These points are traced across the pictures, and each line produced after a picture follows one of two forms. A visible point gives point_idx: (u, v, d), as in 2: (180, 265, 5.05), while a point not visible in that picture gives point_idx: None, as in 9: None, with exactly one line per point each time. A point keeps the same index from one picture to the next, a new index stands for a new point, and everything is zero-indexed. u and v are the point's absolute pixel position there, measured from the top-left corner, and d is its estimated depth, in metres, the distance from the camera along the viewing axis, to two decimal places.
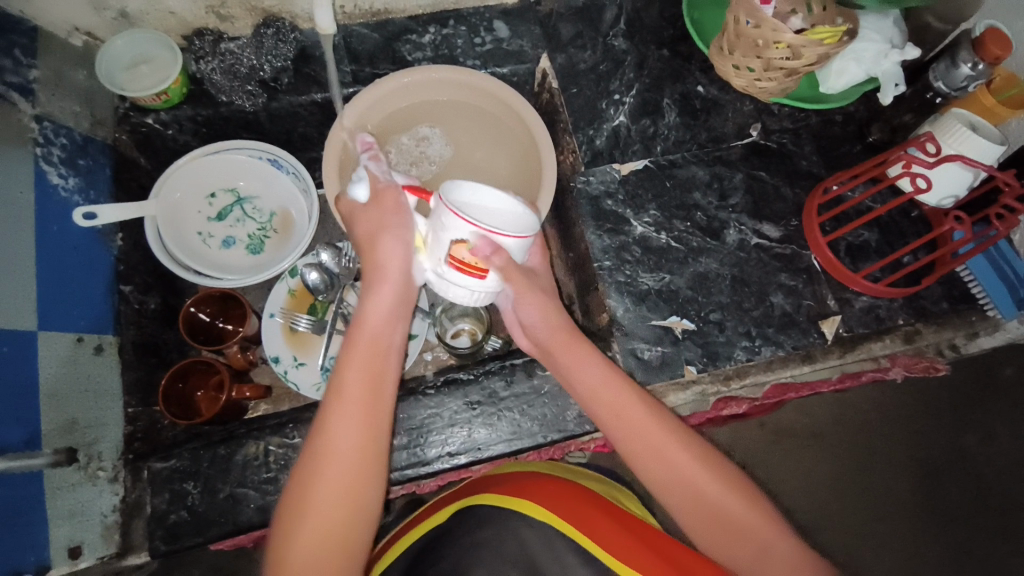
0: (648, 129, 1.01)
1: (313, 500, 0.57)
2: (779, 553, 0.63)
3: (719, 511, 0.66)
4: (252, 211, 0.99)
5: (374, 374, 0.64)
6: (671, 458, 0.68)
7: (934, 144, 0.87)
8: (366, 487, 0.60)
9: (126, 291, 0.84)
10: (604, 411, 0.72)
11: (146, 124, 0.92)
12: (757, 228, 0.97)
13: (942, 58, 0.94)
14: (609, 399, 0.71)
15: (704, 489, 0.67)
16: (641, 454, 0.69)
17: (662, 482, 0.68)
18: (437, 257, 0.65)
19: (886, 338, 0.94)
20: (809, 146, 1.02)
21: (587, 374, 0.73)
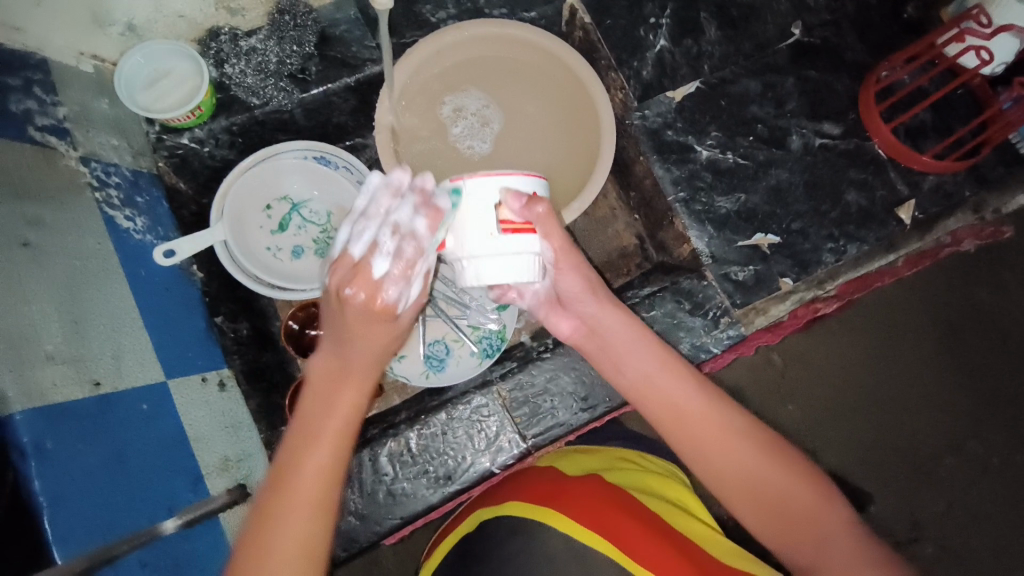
0: (691, 49, 0.98)
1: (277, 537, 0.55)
2: (837, 543, 0.63)
3: (779, 500, 0.66)
4: (310, 214, 0.94)
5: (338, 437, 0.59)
6: (721, 444, 0.68)
7: (986, 17, 0.88)
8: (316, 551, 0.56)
9: (219, 323, 0.82)
10: (653, 395, 0.72)
11: (181, 145, 0.86)
12: (818, 129, 0.96)
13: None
14: (655, 398, 0.71)
15: (764, 477, 0.67)
16: (703, 452, 0.69)
17: (714, 470, 0.69)
18: (484, 241, 0.60)
19: (958, 213, 0.96)
20: (851, 36, 1.00)
21: (635, 365, 0.73)
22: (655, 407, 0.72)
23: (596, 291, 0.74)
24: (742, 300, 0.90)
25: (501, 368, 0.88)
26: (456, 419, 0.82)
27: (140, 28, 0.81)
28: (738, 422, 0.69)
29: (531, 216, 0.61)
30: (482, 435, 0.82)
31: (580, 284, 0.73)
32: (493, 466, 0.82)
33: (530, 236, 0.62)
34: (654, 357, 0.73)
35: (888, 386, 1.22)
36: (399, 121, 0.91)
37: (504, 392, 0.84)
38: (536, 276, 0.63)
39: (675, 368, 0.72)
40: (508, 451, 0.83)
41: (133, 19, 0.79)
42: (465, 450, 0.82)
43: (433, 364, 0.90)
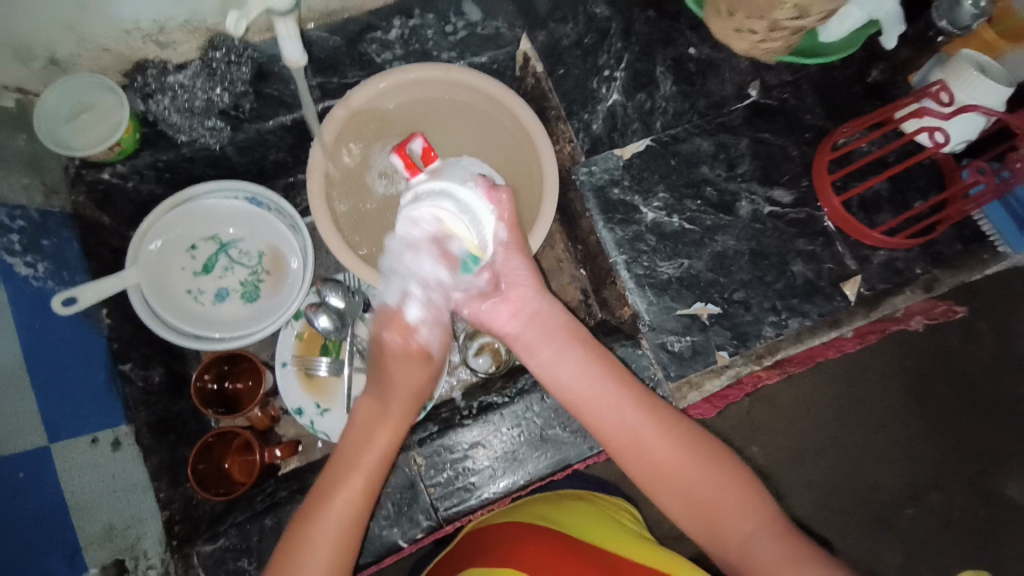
0: (644, 104, 0.95)
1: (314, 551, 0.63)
2: (765, 535, 0.65)
3: (712, 503, 0.68)
4: (238, 255, 0.91)
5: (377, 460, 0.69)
6: (664, 449, 0.70)
7: (947, 94, 0.85)
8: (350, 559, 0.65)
9: (127, 369, 0.81)
10: (588, 399, 0.72)
11: (103, 181, 0.83)
12: (769, 195, 0.94)
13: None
14: (604, 411, 0.71)
15: (697, 484, 0.68)
16: (639, 453, 0.70)
17: (649, 472, 0.70)
18: (453, 178, 0.72)
19: (907, 290, 0.92)
20: (811, 98, 0.97)
21: (582, 373, 0.73)
22: (599, 413, 0.72)
23: (531, 280, 0.76)
24: (676, 372, 0.87)
25: (422, 432, 0.86)
26: None
27: (63, 62, 0.77)
28: (669, 429, 0.71)
29: (494, 195, 0.70)
30: (392, 504, 0.81)
31: (529, 272, 0.76)
32: (402, 538, 0.80)
33: (492, 205, 0.70)
34: (594, 359, 0.74)
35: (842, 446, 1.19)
36: (334, 166, 0.88)
37: (421, 459, 0.82)
38: (485, 227, 0.69)
39: (611, 372, 0.73)
40: (419, 523, 0.81)
41: (55, 53, 0.75)
42: (374, 519, 0.80)
43: None
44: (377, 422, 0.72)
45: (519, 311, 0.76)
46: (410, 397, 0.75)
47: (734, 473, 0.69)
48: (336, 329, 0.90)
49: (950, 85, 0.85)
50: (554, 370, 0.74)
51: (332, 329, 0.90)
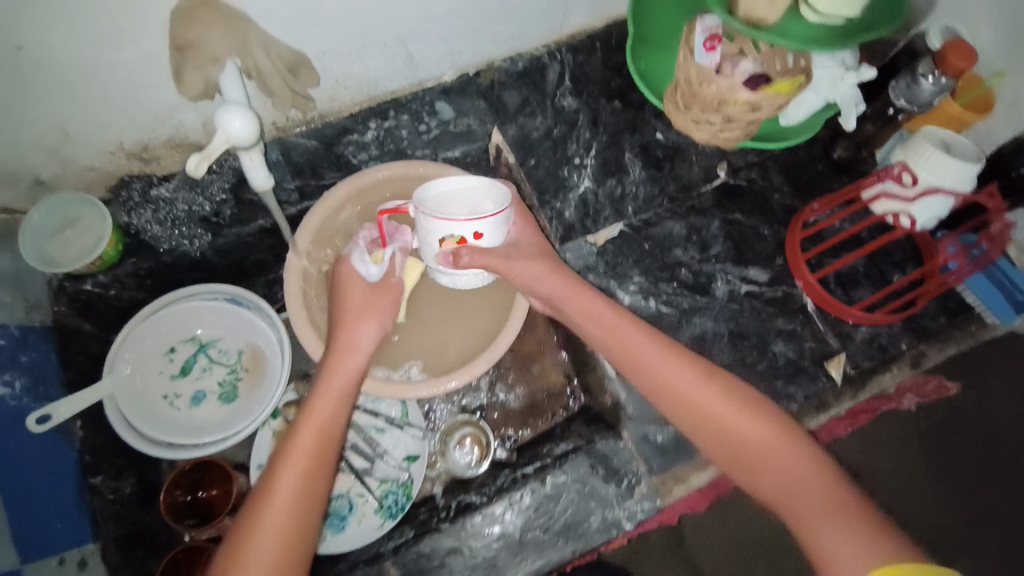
0: (615, 190, 0.97)
1: (268, 516, 0.61)
2: (815, 479, 0.63)
3: (761, 451, 0.66)
4: (218, 355, 0.91)
5: (310, 462, 0.65)
6: (704, 401, 0.69)
7: (909, 174, 0.85)
8: (305, 532, 0.62)
9: (97, 483, 0.80)
10: (623, 352, 0.74)
11: (84, 291, 0.86)
12: (743, 275, 0.94)
13: (900, 74, 0.90)
14: (643, 359, 0.72)
15: (741, 430, 0.67)
16: (678, 403, 0.70)
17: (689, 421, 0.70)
18: (429, 251, 0.76)
19: (894, 368, 0.90)
20: (778, 178, 0.99)
21: (623, 334, 0.74)
22: (632, 371, 0.73)
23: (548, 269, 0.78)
24: (660, 465, 0.84)
25: (399, 538, 0.84)
26: None
27: (49, 183, 0.81)
28: (707, 378, 0.70)
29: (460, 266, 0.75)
30: None
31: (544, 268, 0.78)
32: None
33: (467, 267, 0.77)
34: (628, 319, 0.75)
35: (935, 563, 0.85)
36: (312, 265, 0.90)
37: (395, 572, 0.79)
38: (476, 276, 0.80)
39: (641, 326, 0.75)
40: None
41: (41, 175, 0.79)
42: None
43: (335, 523, 0.85)
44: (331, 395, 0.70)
45: (559, 288, 0.78)
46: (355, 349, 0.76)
47: (775, 421, 0.68)
48: None
49: (912, 165, 0.84)
50: (591, 326, 0.76)
51: None
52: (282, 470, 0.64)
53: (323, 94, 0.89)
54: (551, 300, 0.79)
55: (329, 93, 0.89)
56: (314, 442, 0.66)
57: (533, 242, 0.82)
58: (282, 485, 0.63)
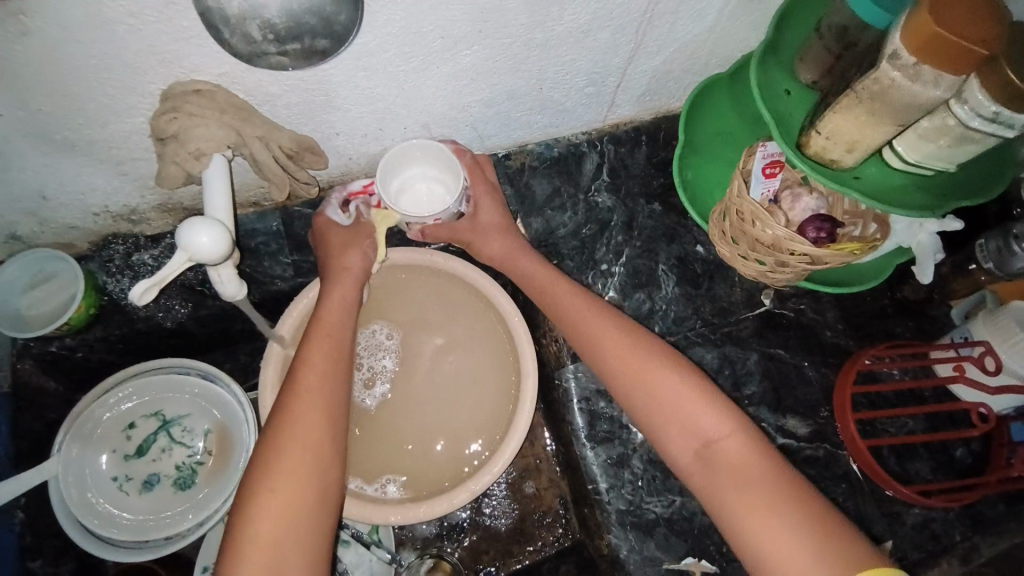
0: (642, 305, 0.87)
1: (276, 472, 0.58)
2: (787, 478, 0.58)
3: (725, 452, 0.60)
4: (180, 434, 0.83)
5: (324, 378, 0.66)
6: (671, 399, 0.63)
7: (992, 360, 0.74)
8: (314, 494, 0.59)
9: (33, 567, 0.74)
10: (603, 346, 0.69)
11: (50, 351, 0.79)
12: (780, 424, 0.82)
13: (989, 233, 0.79)
14: (621, 356, 0.68)
15: (704, 427, 0.61)
16: (648, 412, 0.65)
17: (651, 426, 0.64)
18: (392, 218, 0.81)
19: (945, 563, 0.76)
20: (833, 312, 0.88)
21: (596, 329, 0.70)
22: (606, 365, 0.69)
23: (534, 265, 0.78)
24: None
25: None
26: None
27: (25, 237, 0.76)
28: (682, 380, 0.64)
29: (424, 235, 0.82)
30: None
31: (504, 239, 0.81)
32: None
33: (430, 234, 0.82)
34: (602, 312, 0.72)
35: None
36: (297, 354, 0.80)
37: None
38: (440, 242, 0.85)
39: (613, 320, 0.71)
40: None
41: (17, 230, 0.74)
42: None
43: None
44: (325, 349, 0.68)
45: (532, 269, 0.78)
46: (344, 306, 0.74)
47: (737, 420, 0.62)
48: None
49: (996, 350, 0.73)
50: (568, 321, 0.72)
51: None
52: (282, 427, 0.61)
53: (334, 171, 0.82)
54: (522, 274, 0.79)
55: (340, 168, 0.81)
56: (328, 362, 0.67)
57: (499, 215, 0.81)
58: (303, 404, 0.63)
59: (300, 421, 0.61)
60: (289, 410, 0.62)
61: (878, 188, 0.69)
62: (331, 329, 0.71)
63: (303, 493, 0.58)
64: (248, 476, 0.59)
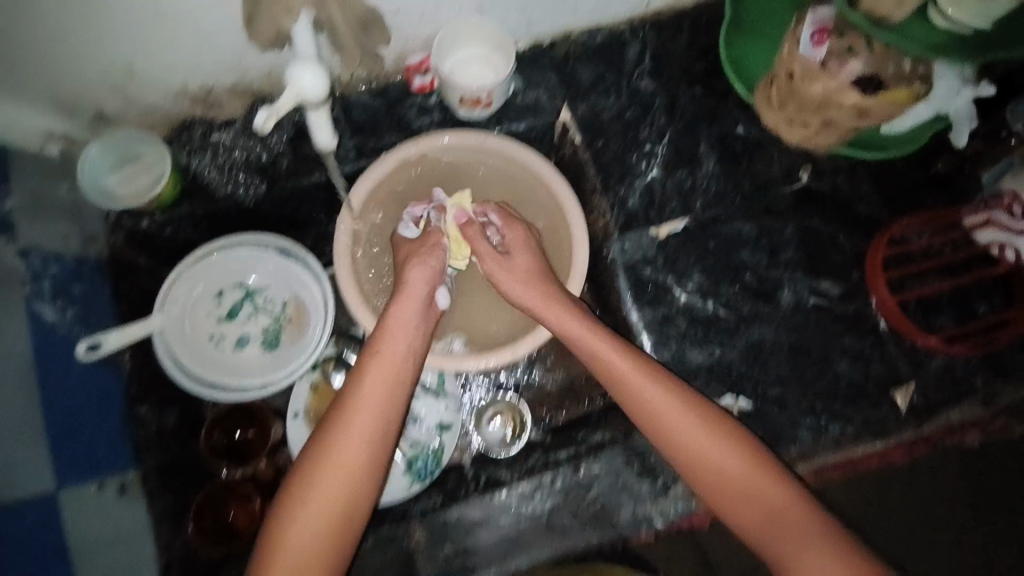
0: (684, 182, 0.91)
1: (308, 501, 0.62)
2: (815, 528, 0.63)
3: (758, 498, 0.65)
4: (263, 303, 0.91)
5: (375, 414, 0.66)
6: (707, 445, 0.68)
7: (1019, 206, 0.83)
8: (346, 529, 0.63)
9: (142, 413, 0.81)
10: (637, 387, 0.71)
11: (141, 228, 0.85)
12: (814, 286, 0.88)
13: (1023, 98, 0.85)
14: (662, 398, 0.70)
15: (739, 472, 0.66)
16: (686, 452, 0.68)
17: (685, 463, 0.68)
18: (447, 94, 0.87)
19: (965, 404, 0.83)
20: (867, 186, 0.91)
21: (639, 368, 0.72)
22: (637, 406, 0.71)
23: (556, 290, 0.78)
24: None
25: (427, 504, 0.86)
26: (364, 557, 0.79)
27: (110, 117, 0.80)
28: (719, 429, 0.68)
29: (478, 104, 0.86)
30: None
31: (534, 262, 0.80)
32: None
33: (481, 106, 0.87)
34: (644, 358, 0.73)
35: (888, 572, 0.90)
36: (364, 224, 0.88)
37: (421, 536, 0.80)
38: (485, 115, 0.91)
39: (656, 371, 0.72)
40: None
41: (103, 108, 0.79)
42: None
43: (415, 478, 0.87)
44: (381, 377, 0.67)
45: (553, 302, 0.77)
46: (405, 330, 0.72)
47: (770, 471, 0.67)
48: None
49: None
50: (603, 351, 0.73)
51: None
52: (329, 458, 0.63)
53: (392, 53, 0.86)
54: (512, 292, 0.79)
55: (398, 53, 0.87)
56: (383, 395, 0.67)
57: (529, 244, 0.81)
58: (350, 440, 0.64)
59: (342, 455, 0.63)
60: (340, 436, 0.64)
61: (926, 42, 0.72)
62: (391, 361, 0.69)
63: (335, 524, 0.62)
64: (283, 496, 0.63)
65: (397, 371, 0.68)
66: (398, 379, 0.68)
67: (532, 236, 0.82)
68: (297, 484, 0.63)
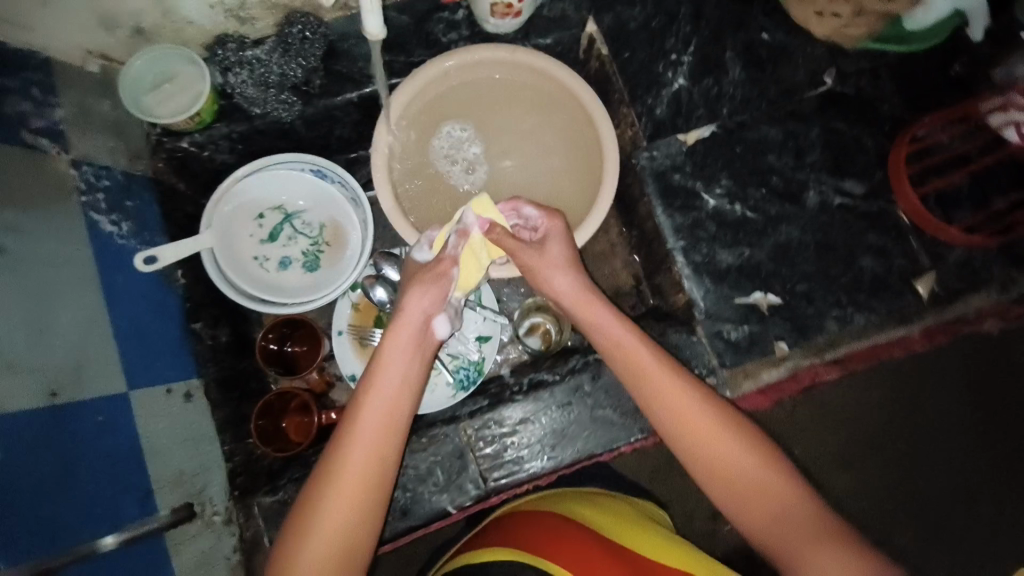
0: (711, 89, 0.92)
1: (317, 517, 0.62)
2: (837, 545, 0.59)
3: (776, 514, 0.63)
4: (302, 226, 0.94)
5: (384, 433, 0.66)
6: (725, 450, 0.66)
7: None
8: (355, 547, 0.63)
9: (198, 328, 0.85)
10: (656, 391, 0.70)
11: (181, 149, 0.87)
12: (838, 186, 0.90)
13: None
14: (679, 402, 0.69)
15: (755, 485, 0.65)
16: (703, 462, 0.67)
17: (702, 467, 0.67)
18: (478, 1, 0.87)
19: (984, 291, 0.87)
20: (889, 87, 0.93)
21: (661, 371, 0.71)
22: (658, 410, 0.70)
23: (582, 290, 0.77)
24: (732, 360, 0.86)
25: (473, 406, 0.88)
26: (416, 453, 0.82)
27: (148, 33, 0.81)
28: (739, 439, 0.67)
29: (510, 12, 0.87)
30: (442, 471, 0.82)
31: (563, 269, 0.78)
32: (451, 506, 0.82)
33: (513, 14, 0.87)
34: (670, 365, 0.72)
35: (900, 444, 1.04)
36: (396, 140, 0.90)
37: (471, 428, 0.84)
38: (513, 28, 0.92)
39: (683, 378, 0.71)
40: (468, 491, 0.83)
41: (141, 24, 0.79)
42: (425, 485, 0.82)
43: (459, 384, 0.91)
44: (387, 397, 0.68)
45: (578, 301, 0.77)
46: (415, 344, 0.72)
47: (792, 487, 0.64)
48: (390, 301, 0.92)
49: None
50: (624, 354, 0.73)
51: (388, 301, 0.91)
52: (338, 474, 0.64)
53: None
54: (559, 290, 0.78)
55: None
56: (390, 416, 0.67)
57: (560, 259, 0.78)
58: (357, 457, 0.64)
59: (351, 473, 0.64)
60: (349, 450, 0.64)
61: None
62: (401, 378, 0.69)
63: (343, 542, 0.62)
64: (299, 511, 0.64)
65: (406, 387, 0.69)
66: (406, 401, 0.68)
67: (571, 232, 0.80)
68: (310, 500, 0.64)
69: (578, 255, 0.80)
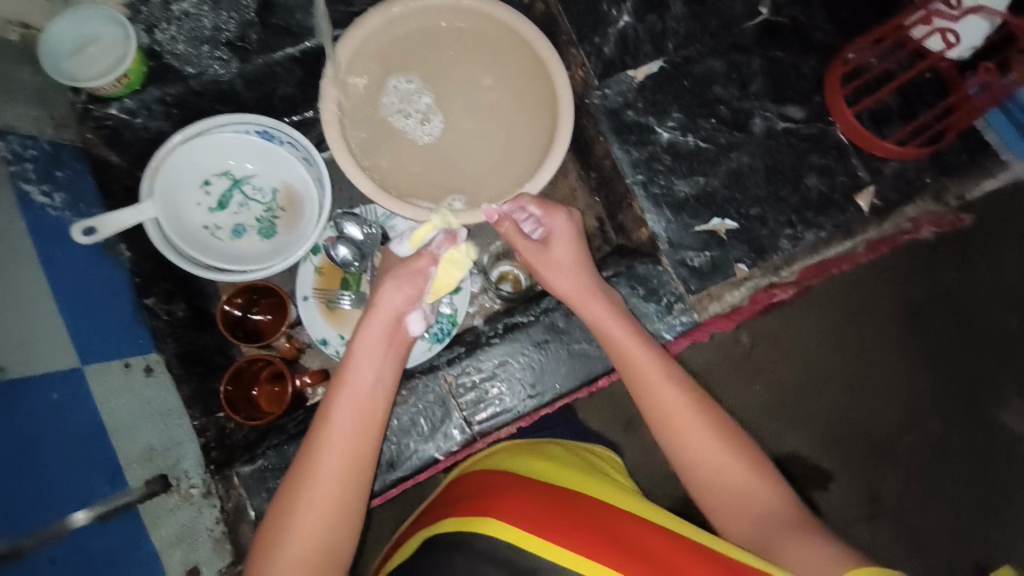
0: (656, 26, 0.94)
1: (288, 523, 0.60)
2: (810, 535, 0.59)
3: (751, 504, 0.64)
4: (253, 192, 0.91)
5: (354, 436, 0.64)
6: (700, 435, 0.67)
7: None
8: (328, 553, 0.60)
9: (151, 304, 0.81)
10: (637, 375, 0.71)
11: (110, 116, 0.82)
12: (781, 111, 0.94)
13: None
14: (660, 386, 0.70)
15: (729, 472, 0.65)
16: (681, 447, 0.68)
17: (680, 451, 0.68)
18: None
19: (917, 200, 0.94)
20: (820, 15, 0.97)
21: (643, 358, 0.72)
22: (639, 391, 0.71)
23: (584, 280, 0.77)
24: (697, 285, 0.89)
25: (451, 355, 0.88)
26: (399, 407, 0.83)
27: None
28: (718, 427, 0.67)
29: None
30: (425, 421, 0.83)
31: (569, 265, 0.77)
32: (437, 453, 0.83)
33: None
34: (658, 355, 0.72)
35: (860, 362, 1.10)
36: (343, 93, 0.87)
37: (450, 375, 0.85)
38: None
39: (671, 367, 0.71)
40: (453, 437, 0.84)
41: None
42: (408, 437, 0.83)
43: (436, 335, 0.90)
44: (356, 400, 0.66)
45: (583, 294, 0.76)
46: (385, 345, 0.70)
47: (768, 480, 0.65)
48: (355, 259, 0.92)
49: None
50: (613, 342, 0.73)
51: (353, 258, 0.91)
52: (309, 480, 0.61)
53: None
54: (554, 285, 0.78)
55: None
56: (361, 421, 0.65)
57: (569, 256, 0.77)
58: (327, 458, 0.62)
59: (322, 477, 0.62)
60: (321, 454, 0.62)
61: None
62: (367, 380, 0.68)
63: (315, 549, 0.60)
64: (271, 519, 0.62)
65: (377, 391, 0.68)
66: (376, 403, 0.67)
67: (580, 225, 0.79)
68: (281, 507, 0.61)
69: (585, 255, 0.78)
